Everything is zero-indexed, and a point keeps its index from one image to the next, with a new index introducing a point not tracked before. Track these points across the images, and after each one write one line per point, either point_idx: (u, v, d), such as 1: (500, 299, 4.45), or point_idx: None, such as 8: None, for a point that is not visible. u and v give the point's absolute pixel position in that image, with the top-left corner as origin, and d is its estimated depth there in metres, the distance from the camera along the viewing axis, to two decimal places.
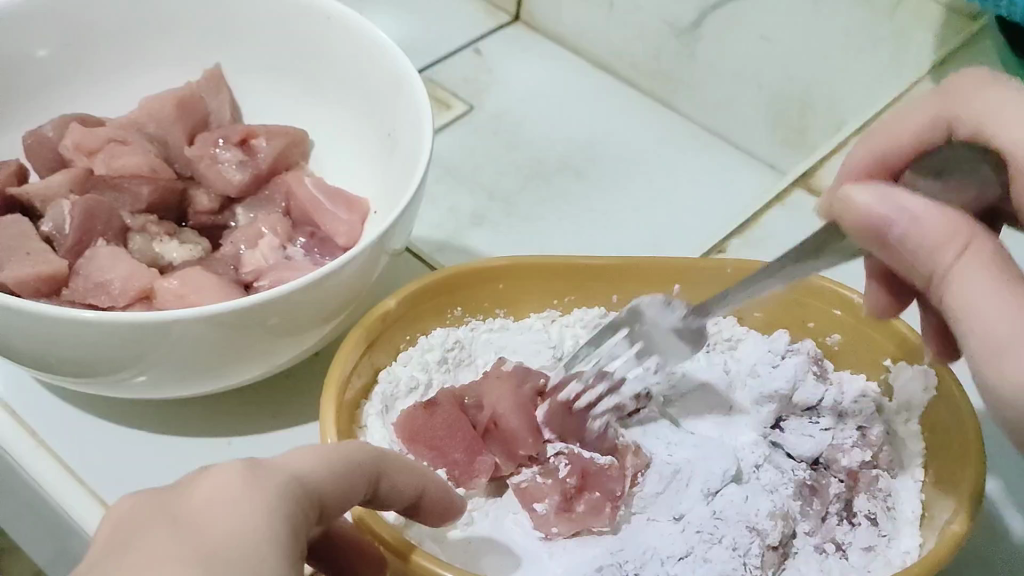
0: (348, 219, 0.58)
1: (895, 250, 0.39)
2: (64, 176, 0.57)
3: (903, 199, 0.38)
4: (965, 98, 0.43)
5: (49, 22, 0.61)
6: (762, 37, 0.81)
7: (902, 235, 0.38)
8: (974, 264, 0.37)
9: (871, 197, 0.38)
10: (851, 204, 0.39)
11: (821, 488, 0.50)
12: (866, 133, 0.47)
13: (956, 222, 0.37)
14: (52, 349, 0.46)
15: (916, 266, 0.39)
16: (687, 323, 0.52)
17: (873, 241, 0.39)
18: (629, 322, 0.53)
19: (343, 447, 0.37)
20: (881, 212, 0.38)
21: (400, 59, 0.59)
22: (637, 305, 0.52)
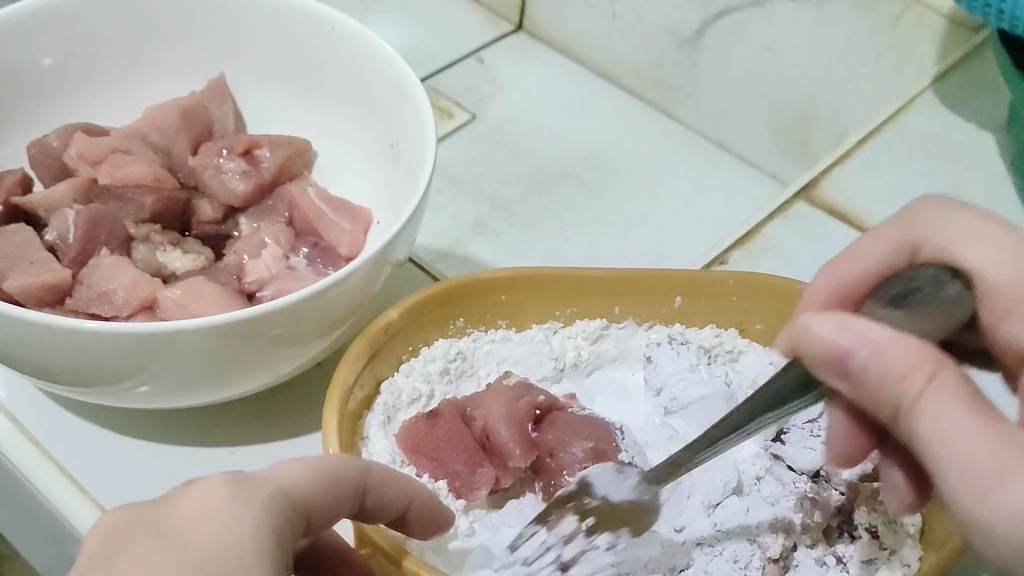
0: (351, 228, 0.58)
1: (855, 380, 0.35)
2: (69, 185, 0.58)
3: (862, 325, 0.34)
4: (931, 222, 0.43)
5: (54, 31, 0.61)
6: (764, 48, 0.80)
7: (864, 366, 0.34)
8: (945, 400, 0.32)
9: (829, 328, 0.35)
10: (811, 334, 0.35)
11: (822, 500, 0.49)
12: (826, 262, 0.46)
13: (917, 351, 0.33)
14: (53, 358, 0.46)
15: (875, 399, 0.35)
16: (639, 491, 0.49)
17: (835, 372, 0.35)
18: (577, 495, 0.49)
19: (330, 460, 0.38)
20: (841, 342, 0.34)
21: (404, 70, 0.59)
22: (587, 475, 0.49)
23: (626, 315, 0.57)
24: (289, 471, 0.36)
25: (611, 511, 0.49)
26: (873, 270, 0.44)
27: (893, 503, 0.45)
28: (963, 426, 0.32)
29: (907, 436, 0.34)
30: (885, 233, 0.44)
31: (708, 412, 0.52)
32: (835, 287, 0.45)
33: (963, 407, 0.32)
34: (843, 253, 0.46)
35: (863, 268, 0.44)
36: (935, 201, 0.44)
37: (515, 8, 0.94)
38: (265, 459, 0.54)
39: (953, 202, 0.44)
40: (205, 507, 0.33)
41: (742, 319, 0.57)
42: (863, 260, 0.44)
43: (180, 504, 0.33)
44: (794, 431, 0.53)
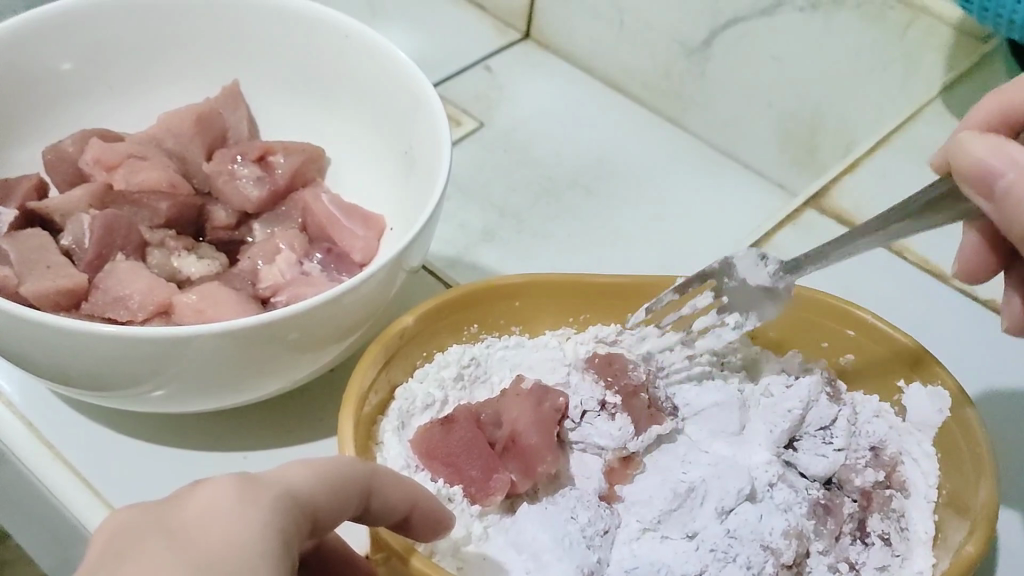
0: (364, 234, 0.59)
1: (997, 200, 0.40)
2: (83, 190, 0.58)
3: (1020, 153, 0.39)
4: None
5: (69, 37, 0.61)
6: (773, 57, 0.79)
7: (1009, 187, 0.39)
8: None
9: (986, 148, 0.40)
10: (967, 152, 0.40)
11: (835, 507, 0.50)
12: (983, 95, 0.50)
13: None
14: (71, 363, 0.46)
15: (1011, 219, 0.40)
16: (773, 279, 0.53)
17: (981, 190, 0.40)
18: (720, 273, 0.55)
19: (333, 462, 0.38)
20: (994, 164, 0.39)
21: (418, 78, 0.59)
22: (732, 258, 0.54)
23: None
24: (293, 473, 0.36)
25: (748, 289, 0.54)
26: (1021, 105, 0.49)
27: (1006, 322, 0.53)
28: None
29: None
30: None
31: (723, 420, 0.53)
32: (998, 107, 0.49)
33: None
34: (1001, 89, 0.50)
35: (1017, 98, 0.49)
36: None
37: (524, 16, 0.95)
38: (278, 465, 0.54)
39: None
40: (215, 499, 0.33)
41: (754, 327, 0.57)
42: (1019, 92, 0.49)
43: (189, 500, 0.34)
44: (806, 438, 0.53)
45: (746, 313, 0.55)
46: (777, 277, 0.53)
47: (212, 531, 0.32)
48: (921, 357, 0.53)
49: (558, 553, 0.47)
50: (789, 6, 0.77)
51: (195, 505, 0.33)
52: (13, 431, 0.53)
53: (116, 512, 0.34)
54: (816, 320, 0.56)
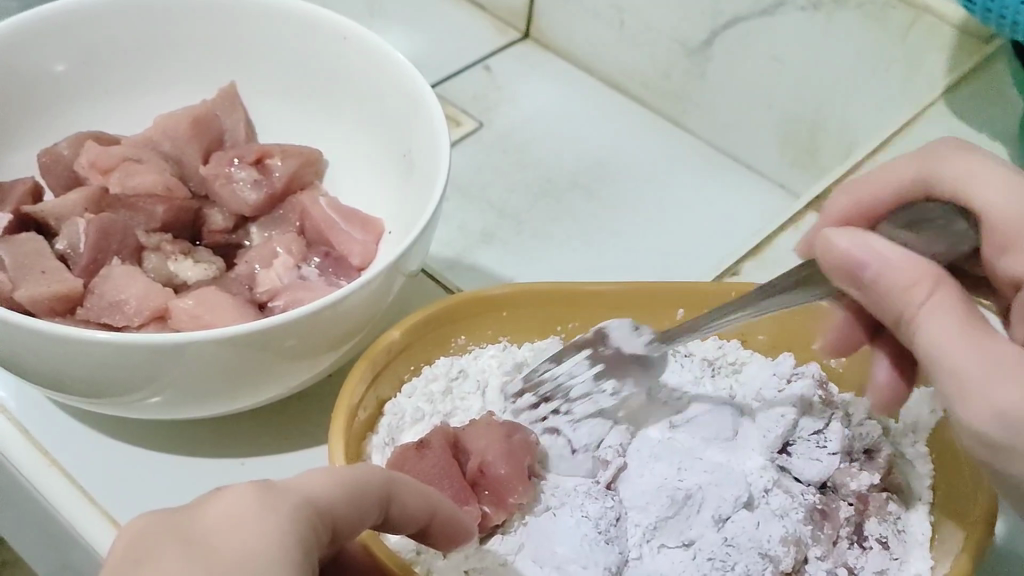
0: (363, 238, 0.58)
1: (866, 290, 0.40)
2: (80, 194, 0.57)
3: (877, 241, 0.40)
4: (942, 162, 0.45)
5: (64, 39, 0.61)
6: (775, 57, 0.78)
7: (874, 277, 0.40)
8: (940, 313, 0.38)
9: (846, 240, 0.40)
10: (830, 246, 0.41)
11: (831, 513, 0.49)
12: (849, 183, 0.50)
13: (917, 267, 0.39)
14: (64, 370, 0.46)
15: (885, 307, 0.40)
16: (648, 348, 0.54)
17: (851, 280, 0.41)
18: (593, 342, 0.54)
19: (355, 470, 0.37)
20: (856, 257, 0.40)
21: (418, 84, 0.59)
22: (604, 326, 0.54)
23: None
24: (317, 482, 0.36)
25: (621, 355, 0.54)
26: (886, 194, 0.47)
27: (875, 399, 0.51)
28: (952, 338, 0.37)
29: (910, 343, 0.40)
30: (906, 165, 0.47)
31: (714, 427, 0.52)
32: (855, 206, 0.48)
33: (956, 323, 0.38)
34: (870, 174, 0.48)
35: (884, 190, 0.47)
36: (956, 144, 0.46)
37: (524, 17, 0.94)
38: (274, 471, 0.53)
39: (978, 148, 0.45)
40: (233, 503, 0.34)
41: (743, 330, 0.57)
42: (883, 181, 0.47)
43: (210, 504, 0.34)
44: (800, 442, 0.52)
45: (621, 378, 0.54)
46: (654, 346, 0.54)
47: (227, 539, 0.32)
48: None
49: (580, 562, 0.47)
50: (790, 7, 0.76)
51: (216, 514, 0.33)
52: (9, 436, 0.53)
53: (132, 522, 0.34)
54: (807, 321, 0.55)
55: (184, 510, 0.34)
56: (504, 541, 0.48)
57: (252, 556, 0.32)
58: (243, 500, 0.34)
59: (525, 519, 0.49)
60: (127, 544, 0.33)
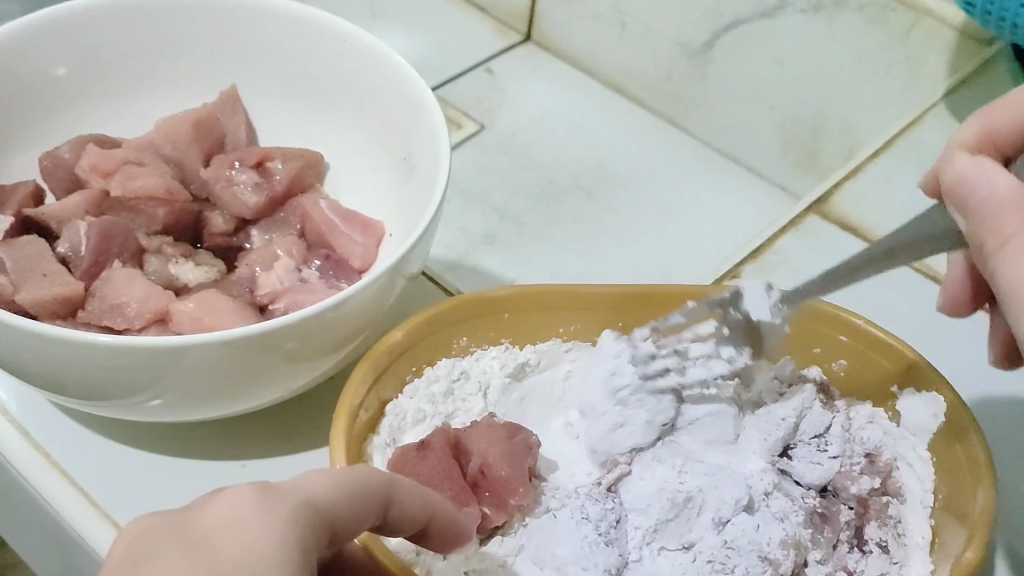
0: (363, 241, 0.59)
1: (970, 215, 0.40)
2: (81, 196, 0.58)
3: (996, 172, 0.39)
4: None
5: (65, 41, 0.61)
6: (773, 59, 0.78)
7: (978, 200, 0.39)
8: (1022, 244, 0.38)
9: (968, 164, 0.40)
10: (954, 168, 0.41)
11: (832, 516, 0.50)
12: (986, 106, 0.46)
13: (1016, 203, 0.38)
14: (65, 372, 0.46)
15: (977, 235, 0.40)
16: (776, 313, 0.52)
17: (962, 209, 0.41)
18: (727, 304, 0.53)
19: (353, 471, 0.37)
20: (972, 179, 0.40)
21: (418, 85, 0.59)
22: (741, 287, 0.53)
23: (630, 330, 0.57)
24: (314, 482, 0.36)
25: (754, 326, 0.53)
26: (1022, 120, 0.44)
27: (995, 353, 0.53)
28: None
29: (992, 278, 0.40)
30: None
31: (717, 429, 0.52)
32: (983, 129, 0.45)
33: None
34: (997, 101, 0.46)
35: (1021, 113, 0.44)
36: None
37: (524, 19, 0.94)
38: (274, 473, 0.53)
39: None
40: (234, 503, 0.34)
41: None
42: (1020, 107, 0.44)
43: (209, 505, 0.34)
44: (800, 445, 0.52)
45: (739, 348, 0.53)
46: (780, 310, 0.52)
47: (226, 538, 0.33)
48: (911, 357, 0.53)
49: (579, 564, 0.47)
50: (792, 9, 0.76)
51: (215, 514, 0.33)
52: (11, 439, 0.53)
53: (131, 524, 0.34)
54: (808, 324, 0.55)
55: (184, 510, 0.34)
56: (503, 543, 0.48)
57: (249, 558, 0.32)
58: (242, 499, 0.34)
59: (526, 522, 0.49)
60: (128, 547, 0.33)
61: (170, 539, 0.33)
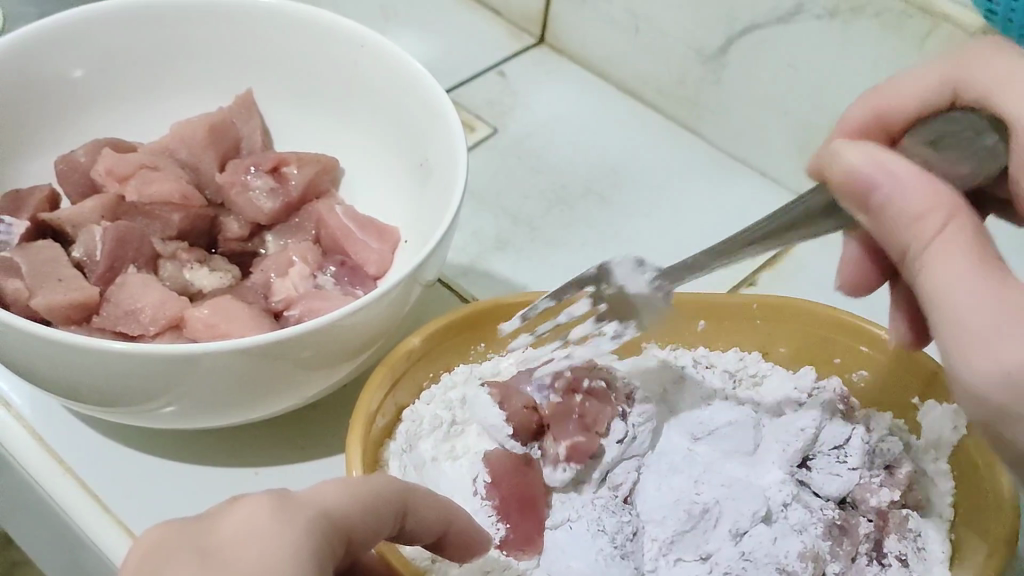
0: (379, 248, 0.58)
1: (876, 216, 0.38)
2: (95, 202, 0.57)
3: (893, 162, 0.38)
4: (978, 65, 0.44)
5: (80, 44, 0.61)
6: (789, 66, 0.77)
7: (886, 200, 0.38)
8: (953, 238, 0.36)
9: (858, 157, 0.38)
10: (843, 159, 0.39)
11: (851, 528, 0.49)
12: (863, 97, 0.49)
13: (938, 194, 0.37)
14: (83, 379, 0.46)
15: (891, 236, 0.38)
16: (653, 287, 0.50)
17: (859, 204, 0.39)
18: (598, 280, 0.52)
19: (368, 481, 0.37)
20: (871, 173, 0.38)
21: (435, 91, 0.59)
22: (608, 264, 0.51)
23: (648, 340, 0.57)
24: (331, 493, 0.36)
25: (625, 297, 0.52)
26: (911, 107, 0.47)
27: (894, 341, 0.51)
28: (961, 277, 0.35)
29: (912, 276, 0.38)
30: (928, 76, 0.47)
31: (737, 440, 0.52)
32: (874, 115, 0.48)
33: (969, 260, 0.35)
34: (882, 88, 0.48)
35: (909, 101, 0.47)
36: (983, 49, 0.45)
37: (538, 21, 0.94)
38: (288, 482, 0.53)
39: (1008, 50, 0.44)
40: (251, 514, 0.33)
41: (765, 343, 0.57)
42: (906, 96, 0.47)
43: (225, 515, 0.34)
44: (819, 457, 0.52)
45: (624, 323, 0.53)
46: (654, 285, 0.50)
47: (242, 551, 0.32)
48: (938, 373, 0.52)
49: None
50: (807, 15, 0.73)
51: (232, 525, 0.33)
52: (26, 444, 0.53)
53: (147, 531, 0.34)
54: (831, 334, 0.55)
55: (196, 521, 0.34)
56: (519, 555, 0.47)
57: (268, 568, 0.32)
58: (259, 507, 0.34)
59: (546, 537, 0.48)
60: (144, 554, 0.32)
61: (187, 545, 0.32)
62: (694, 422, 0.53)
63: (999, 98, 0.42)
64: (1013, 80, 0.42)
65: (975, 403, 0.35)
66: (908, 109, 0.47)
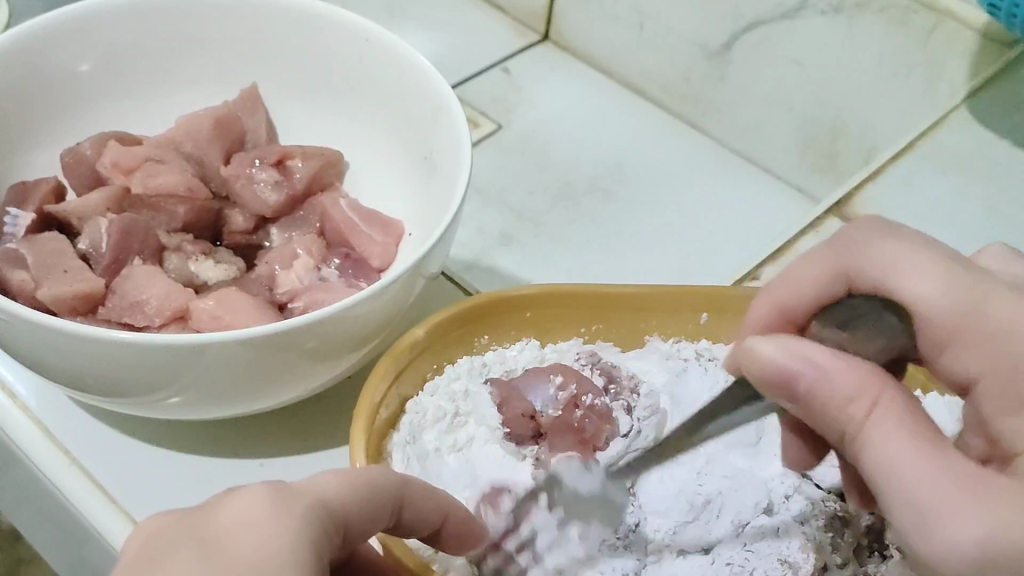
0: (383, 240, 0.58)
1: (805, 402, 0.39)
2: (101, 194, 0.58)
3: (810, 347, 0.38)
4: (865, 249, 0.44)
5: (86, 38, 0.61)
6: (794, 61, 0.77)
7: (811, 388, 0.38)
8: (886, 420, 0.36)
9: (777, 350, 0.39)
10: (759, 358, 0.39)
11: (853, 519, 0.49)
12: (760, 290, 0.48)
13: (866, 376, 0.37)
14: (89, 369, 0.46)
15: (826, 418, 0.38)
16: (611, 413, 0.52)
17: (782, 392, 0.39)
18: (557, 407, 0.52)
19: (367, 472, 0.38)
20: (792, 366, 0.38)
21: (440, 85, 0.59)
22: (553, 386, 0.53)
23: (653, 332, 0.57)
24: (327, 483, 0.36)
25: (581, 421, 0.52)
26: (807, 293, 0.46)
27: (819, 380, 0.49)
28: (908, 458, 0.35)
29: (855, 456, 0.38)
30: (820, 262, 0.46)
31: (739, 432, 0.52)
32: (776, 312, 0.47)
33: (908, 439, 0.36)
34: (782, 276, 0.47)
35: (803, 286, 0.46)
36: (866, 227, 0.45)
37: (542, 18, 0.94)
38: (292, 473, 0.53)
39: (893, 229, 0.45)
40: (248, 504, 0.34)
41: None
42: (802, 279, 0.47)
43: (223, 505, 0.34)
44: None
45: (596, 458, 0.51)
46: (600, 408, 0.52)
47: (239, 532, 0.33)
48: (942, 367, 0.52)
49: (597, 566, 0.46)
50: (811, 11, 0.74)
51: (229, 515, 0.34)
52: (31, 434, 0.53)
53: (146, 521, 0.34)
54: None
55: (199, 506, 0.34)
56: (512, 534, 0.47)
57: (264, 560, 0.32)
58: (256, 497, 0.34)
59: (535, 519, 0.47)
60: (141, 544, 0.33)
61: (185, 535, 0.33)
62: (696, 414, 0.53)
63: (909, 295, 0.42)
64: (912, 273, 0.42)
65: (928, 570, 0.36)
66: (803, 296, 0.46)
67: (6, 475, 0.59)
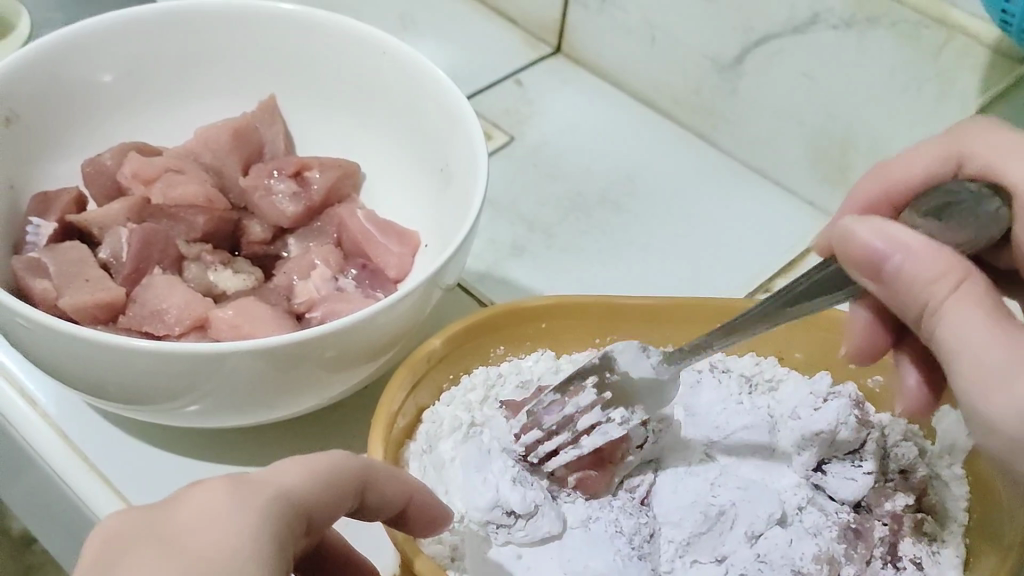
0: (399, 250, 0.59)
1: (887, 282, 0.39)
2: (122, 203, 0.58)
3: (896, 230, 0.39)
4: (979, 140, 0.48)
5: (108, 50, 0.62)
6: (805, 75, 0.77)
7: (897, 268, 0.39)
8: (964, 302, 0.38)
9: (867, 231, 0.39)
10: (851, 235, 0.40)
11: (865, 532, 0.50)
12: (870, 170, 0.52)
13: (946, 258, 0.38)
14: (111, 377, 0.46)
15: (903, 296, 0.39)
16: (658, 371, 0.52)
17: (858, 263, 0.40)
18: (601, 368, 0.52)
19: (324, 461, 0.39)
20: (878, 248, 0.39)
21: (456, 98, 0.59)
22: (610, 351, 0.52)
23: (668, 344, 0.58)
24: (286, 475, 0.37)
25: (626, 385, 0.52)
26: (918, 175, 0.50)
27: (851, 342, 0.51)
28: (981, 331, 0.37)
29: (931, 335, 0.40)
30: (929, 150, 0.50)
31: (751, 444, 0.53)
32: (882, 192, 0.51)
33: (985, 314, 0.37)
34: (887, 164, 0.51)
35: (914, 171, 0.50)
36: (982, 126, 0.49)
37: (555, 30, 0.95)
38: None
39: (1005, 127, 0.49)
40: (205, 500, 0.35)
41: (779, 349, 0.58)
42: (914, 166, 0.50)
43: (180, 502, 0.35)
44: (836, 461, 0.52)
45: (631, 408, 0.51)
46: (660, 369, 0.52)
47: (203, 520, 0.34)
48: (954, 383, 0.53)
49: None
50: (823, 25, 0.73)
51: (189, 511, 0.35)
52: (50, 441, 0.54)
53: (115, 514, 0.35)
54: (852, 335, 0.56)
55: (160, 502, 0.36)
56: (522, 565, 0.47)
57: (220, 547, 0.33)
58: (215, 493, 0.35)
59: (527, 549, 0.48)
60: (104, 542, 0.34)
61: (147, 532, 0.34)
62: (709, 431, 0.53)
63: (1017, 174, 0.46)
64: (1017, 155, 0.47)
65: (977, 430, 0.38)
66: (913, 179, 0.50)
67: (25, 481, 0.60)
